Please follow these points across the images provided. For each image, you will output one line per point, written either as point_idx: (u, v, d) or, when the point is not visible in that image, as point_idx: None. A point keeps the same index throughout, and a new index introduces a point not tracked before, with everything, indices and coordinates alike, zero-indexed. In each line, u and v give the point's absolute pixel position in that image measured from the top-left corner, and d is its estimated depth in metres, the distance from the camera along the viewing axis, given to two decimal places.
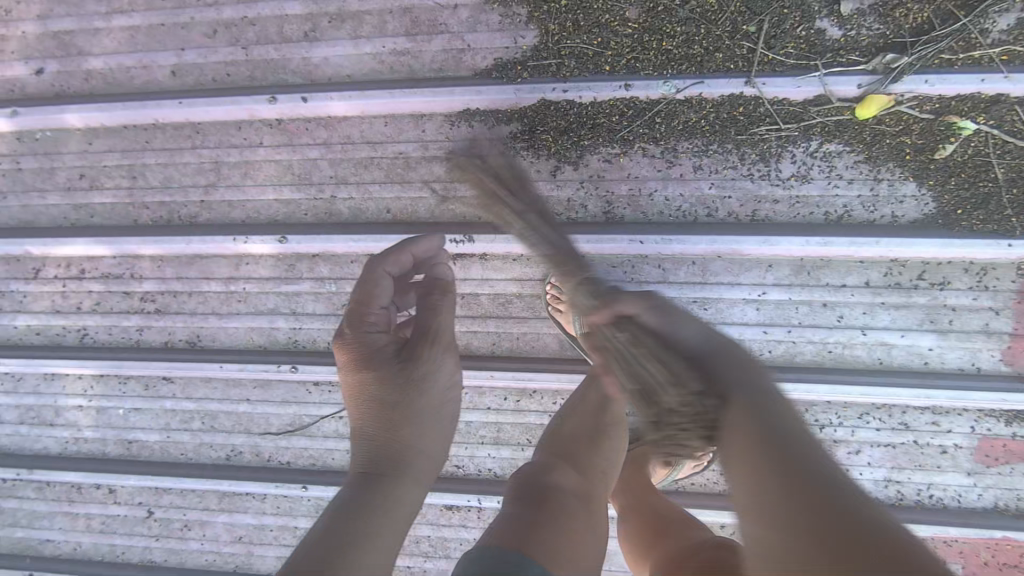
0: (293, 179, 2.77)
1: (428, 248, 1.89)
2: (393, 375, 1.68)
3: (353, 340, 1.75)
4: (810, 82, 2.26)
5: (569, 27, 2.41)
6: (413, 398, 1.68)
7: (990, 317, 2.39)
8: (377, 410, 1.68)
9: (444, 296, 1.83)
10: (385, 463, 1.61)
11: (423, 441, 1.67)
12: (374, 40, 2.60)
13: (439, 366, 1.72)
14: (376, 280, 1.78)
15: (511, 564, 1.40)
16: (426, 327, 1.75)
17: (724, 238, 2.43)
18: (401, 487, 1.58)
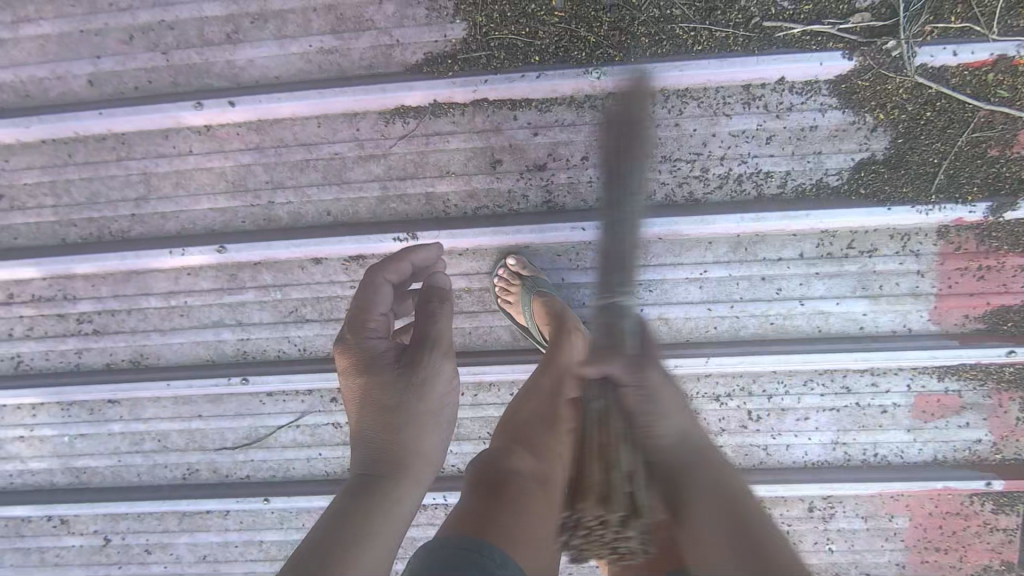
0: (227, 187, 2.69)
1: (426, 257, 1.90)
2: (392, 379, 1.64)
3: (352, 345, 1.71)
4: (732, 64, 2.34)
5: (497, 19, 2.42)
6: (412, 403, 1.63)
7: (916, 279, 2.51)
8: (374, 412, 1.63)
9: (444, 303, 1.78)
10: (384, 468, 1.55)
11: (420, 449, 1.61)
12: (300, 39, 2.54)
13: (437, 370, 1.68)
14: (376, 286, 1.76)
15: (472, 552, 1.41)
16: (425, 332, 1.71)
17: (663, 219, 2.49)
18: (398, 493, 1.51)
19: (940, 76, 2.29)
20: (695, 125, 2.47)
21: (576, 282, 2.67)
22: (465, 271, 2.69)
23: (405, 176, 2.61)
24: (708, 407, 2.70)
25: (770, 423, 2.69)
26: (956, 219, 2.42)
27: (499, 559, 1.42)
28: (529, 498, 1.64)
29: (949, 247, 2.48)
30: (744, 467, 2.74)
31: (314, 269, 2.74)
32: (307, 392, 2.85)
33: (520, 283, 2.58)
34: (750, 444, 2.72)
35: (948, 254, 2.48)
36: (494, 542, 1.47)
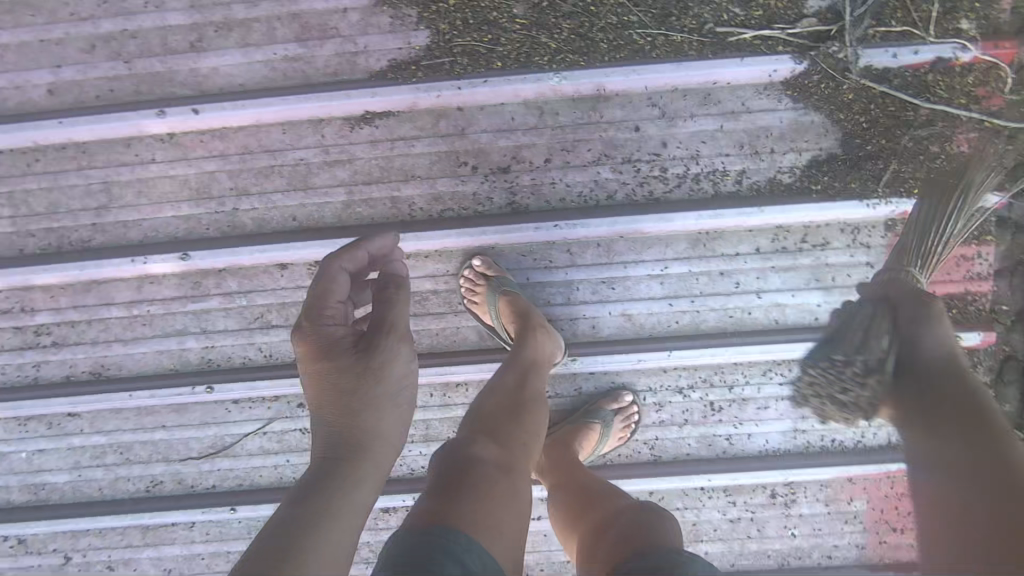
0: (191, 194, 2.69)
1: (384, 241, 1.86)
2: (349, 365, 1.66)
3: (308, 333, 1.70)
4: (687, 67, 2.43)
5: (459, 26, 2.48)
6: (368, 388, 1.65)
7: (866, 271, 2.61)
8: (332, 399, 1.65)
9: (400, 288, 1.78)
10: (342, 453, 1.58)
11: (379, 436, 1.63)
12: (264, 47, 2.58)
13: (394, 356, 1.70)
14: (331, 274, 1.74)
15: (435, 535, 1.49)
16: (381, 318, 1.71)
17: (624, 217, 2.56)
18: (353, 487, 1.51)
19: (883, 77, 2.41)
20: (653, 127, 2.54)
21: (541, 280, 2.69)
22: (431, 273, 2.72)
23: (370, 180, 2.64)
24: (672, 400, 2.78)
25: (732, 413, 2.77)
26: (903, 212, 2.51)
27: (462, 542, 1.50)
28: (491, 487, 1.69)
29: (897, 239, 2.58)
30: (708, 458, 2.80)
31: (279, 274, 2.74)
32: (274, 398, 2.83)
33: (486, 283, 2.62)
34: (713, 434, 2.79)
35: (897, 245, 2.59)
36: (456, 526, 1.53)
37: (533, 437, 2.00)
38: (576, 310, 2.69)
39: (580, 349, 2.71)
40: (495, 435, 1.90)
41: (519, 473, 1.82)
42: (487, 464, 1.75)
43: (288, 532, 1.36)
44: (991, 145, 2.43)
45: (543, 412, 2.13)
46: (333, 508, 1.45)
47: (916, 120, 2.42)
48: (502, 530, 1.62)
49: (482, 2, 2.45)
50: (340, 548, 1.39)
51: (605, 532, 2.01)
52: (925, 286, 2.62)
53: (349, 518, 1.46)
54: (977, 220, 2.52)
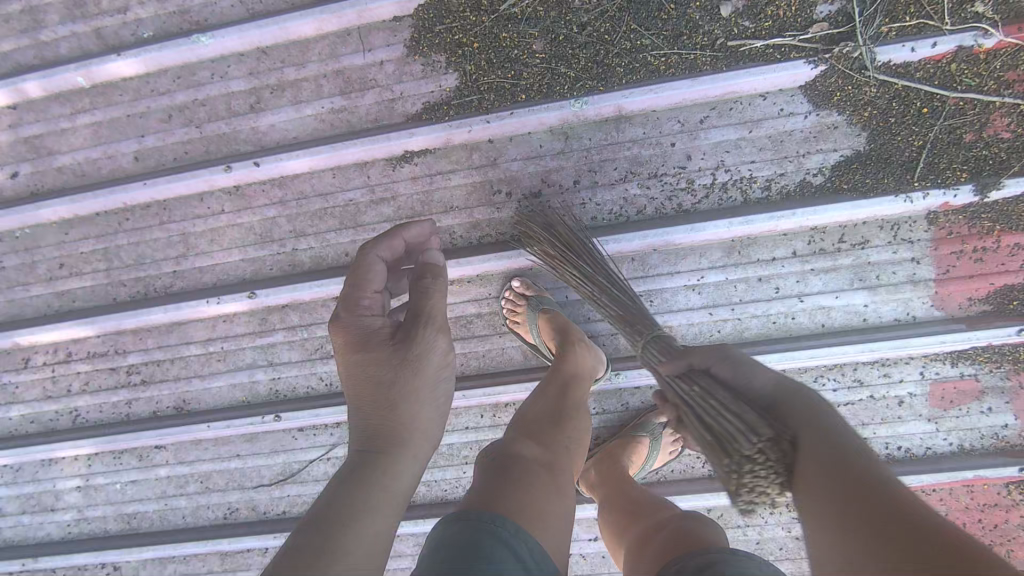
0: (256, 239, 2.97)
1: (418, 232, 2.20)
2: (387, 356, 1.83)
3: (352, 323, 1.92)
4: (703, 82, 2.52)
5: (484, 66, 2.69)
6: (407, 380, 1.81)
7: (912, 267, 2.56)
8: (371, 391, 1.82)
9: (436, 279, 1.99)
10: (379, 444, 1.73)
11: (416, 423, 1.79)
12: (313, 102, 2.87)
13: (431, 347, 1.86)
14: (371, 264, 2.00)
15: (484, 521, 1.53)
16: (418, 311, 1.91)
17: (654, 231, 2.62)
18: (396, 464, 1.70)
19: (904, 71, 2.41)
20: (677, 142, 2.65)
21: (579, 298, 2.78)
22: (474, 297, 2.86)
23: (413, 214, 2.85)
24: None
25: None
26: (943, 203, 2.48)
27: (512, 528, 1.54)
28: (537, 482, 1.76)
29: (940, 232, 2.53)
30: None
31: (335, 307, 2.96)
32: (335, 424, 3.01)
33: (525, 303, 2.72)
34: None
35: (941, 239, 2.53)
36: (501, 513, 1.58)
37: (572, 446, 2.07)
38: (616, 326, 2.76)
39: (623, 363, 2.74)
40: (537, 438, 1.98)
41: (562, 475, 1.89)
42: (531, 462, 1.84)
43: (335, 515, 1.50)
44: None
45: (584, 422, 2.21)
46: (373, 495, 1.60)
47: (945, 110, 2.41)
48: (547, 523, 1.66)
49: (503, 44, 2.65)
50: (382, 531, 1.54)
51: (651, 540, 2.02)
52: (979, 278, 2.53)
53: (389, 503, 1.61)
54: (1023, 204, 2.44)
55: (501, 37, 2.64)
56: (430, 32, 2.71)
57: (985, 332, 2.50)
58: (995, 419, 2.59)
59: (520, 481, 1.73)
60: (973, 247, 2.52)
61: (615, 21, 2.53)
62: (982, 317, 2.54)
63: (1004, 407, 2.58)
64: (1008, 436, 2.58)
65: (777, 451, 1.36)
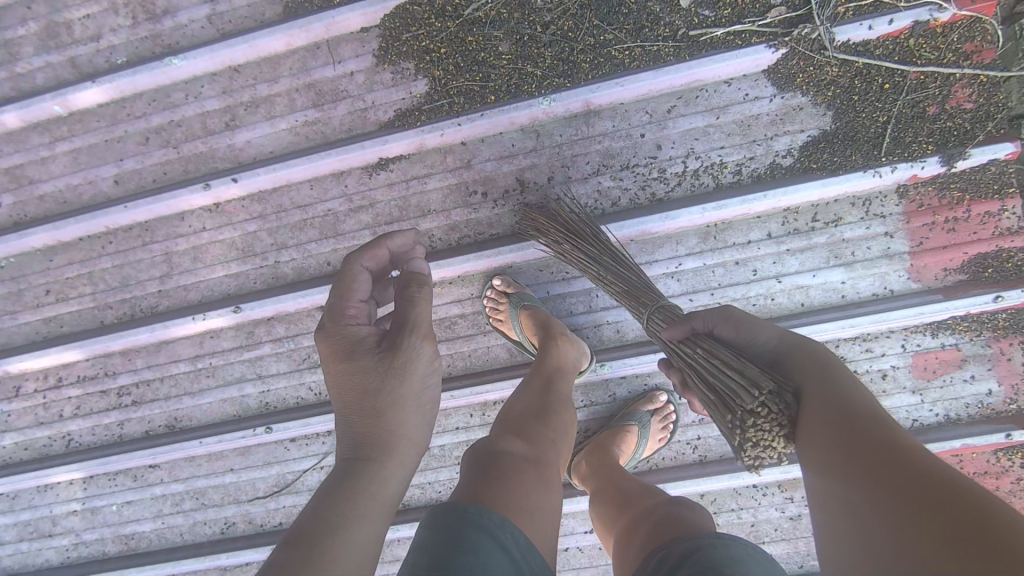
0: (238, 253, 3.00)
1: (404, 240, 2.14)
2: (372, 365, 1.78)
3: (336, 332, 1.87)
4: (668, 72, 2.56)
5: (452, 70, 2.72)
6: (393, 387, 1.76)
7: (886, 241, 2.59)
8: (357, 401, 1.75)
9: (421, 287, 1.94)
10: (366, 452, 1.66)
11: (403, 431, 1.72)
12: (287, 116, 2.90)
13: (417, 354, 1.81)
14: (356, 274, 1.95)
15: (469, 513, 1.52)
16: (403, 319, 1.85)
17: (629, 222, 2.65)
18: (381, 471, 1.63)
19: (864, 49, 2.44)
20: (646, 133, 2.68)
21: (560, 293, 2.80)
22: (456, 298, 2.89)
23: (391, 220, 2.87)
24: None
25: None
26: (912, 176, 2.51)
27: (499, 521, 1.53)
28: (521, 476, 1.75)
29: (912, 205, 2.56)
30: None
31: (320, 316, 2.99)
32: (326, 433, 3.03)
33: (506, 301, 2.75)
34: None
35: (912, 211, 2.56)
36: (489, 505, 1.57)
37: (559, 441, 2.06)
38: (599, 318, 2.78)
39: (607, 354, 2.76)
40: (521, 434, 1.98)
41: (547, 468, 1.88)
42: (514, 457, 1.82)
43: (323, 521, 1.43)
44: (988, 98, 2.43)
45: (569, 417, 2.20)
46: (360, 501, 1.52)
47: (906, 84, 2.45)
48: (532, 516, 1.65)
49: (470, 46, 2.68)
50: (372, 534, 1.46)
51: (638, 529, 2.01)
52: (953, 248, 2.55)
53: (379, 508, 1.53)
54: (989, 171, 2.48)
55: (466, 39, 2.67)
56: (397, 40, 2.75)
57: (963, 301, 2.52)
58: (979, 387, 2.60)
59: (503, 475, 1.72)
60: (944, 218, 2.55)
61: (578, 19, 2.57)
62: (958, 287, 2.56)
63: (987, 374, 2.59)
64: (993, 403, 2.59)
65: (778, 403, 1.50)
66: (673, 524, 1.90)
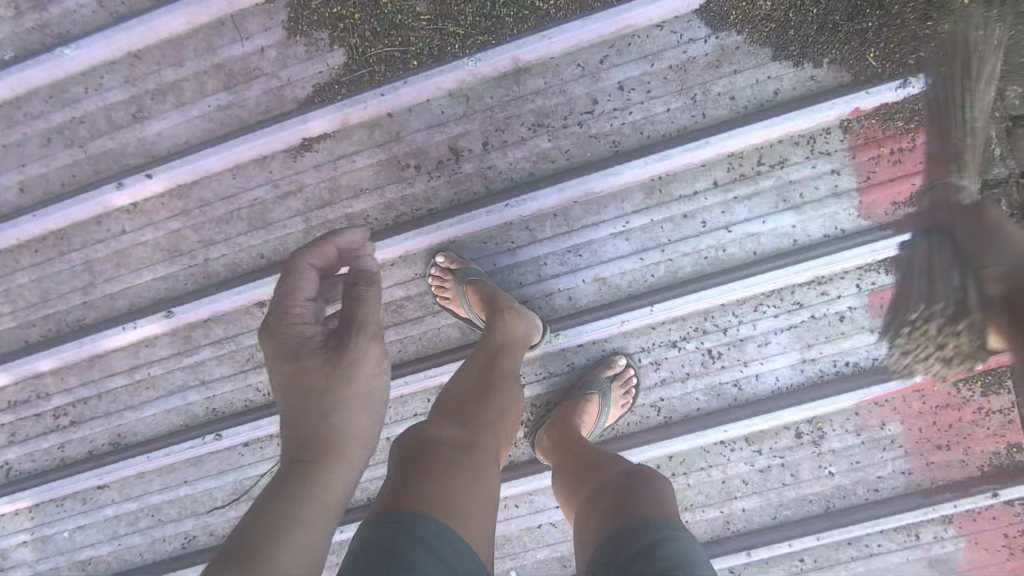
0: (164, 255, 2.81)
1: (349, 240, 1.95)
2: (318, 367, 1.73)
3: (281, 333, 1.77)
4: (596, 20, 2.42)
5: (369, 37, 2.55)
6: (338, 388, 1.72)
7: (834, 178, 2.50)
8: (301, 402, 1.71)
9: (370, 286, 1.87)
10: (310, 454, 1.64)
11: (350, 430, 1.71)
12: (198, 102, 2.69)
13: (364, 354, 1.78)
14: (300, 273, 1.83)
15: (404, 523, 1.43)
16: (348, 320, 1.81)
17: (570, 182, 2.53)
18: (325, 475, 1.60)
19: None
20: (580, 87, 2.54)
21: (507, 264, 2.68)
22: (400, 280, 2.75)
23: (322, 204, 2.70)
24: (668, 355, 2.70)
25: (733, 356, 2.67)
26: (854, 108, 2.42)
27: (433, 527, 1.44)
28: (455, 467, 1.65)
29: (856, 140, 2.48)
30: (720, 409, 2.70)
31: (259, 313, 2.83)
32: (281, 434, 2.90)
33: (451, 278, 2.61)
34: (719, 383, 2.69)
35: (858, 146, 2.48)
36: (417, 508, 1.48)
37: (499, 424, 1.98)
38: (550, 286, 2.67)
39: (561, 323, 2.67)
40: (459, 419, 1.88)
41: (486, 455, 1.80)
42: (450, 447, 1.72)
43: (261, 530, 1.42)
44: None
45: (512, 397, 2.11)
46: (303, 506, 1.51)
47: (842, 12, 2.34)
48: (469, 509, 1.56)
49: (386, 11, 2.52)
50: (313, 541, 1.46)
51: (596, 499, 1.94)
52: (901, 180, 2.49)
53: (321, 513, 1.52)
54: None
55: (382, 3, 2.51)
56: (308, 9, 2.56)
57: (914, 235, 2.47)
58: None
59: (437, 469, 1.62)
60: (889, 149, 2.47)
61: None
62: (909, 220, 2.50)
63: None
64: None
65: None
66: (630, 499, 1.82)
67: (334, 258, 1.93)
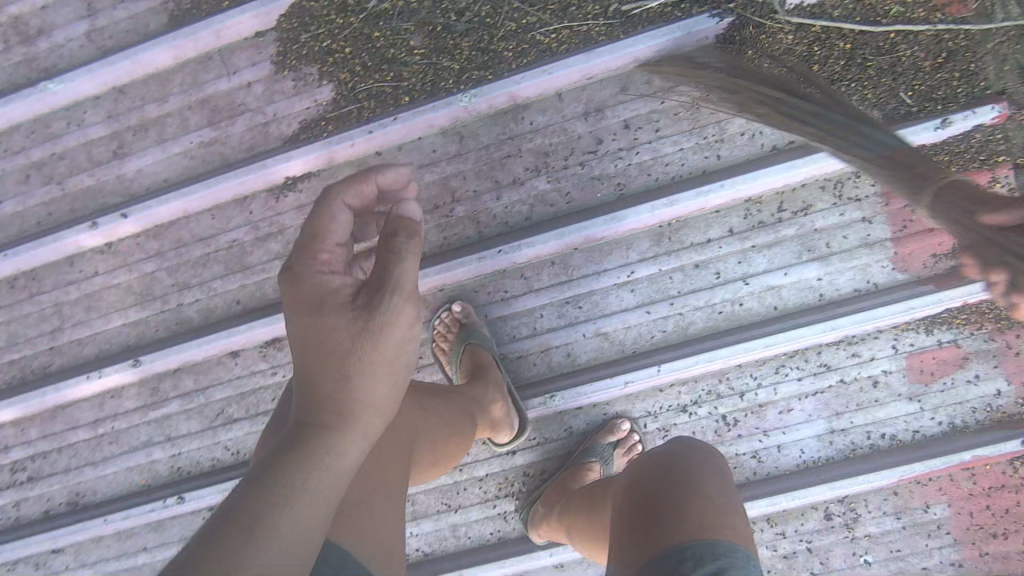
0: (136, 298, 2.63)
1: (395, 177, 1.37)
2: (342, 327, 1.26)
3: (297, 277, 1.28)
4: (602, 54, 2.26)
5: (359, 71, 2.40)
6: (365, 357, 1.26)
7: (863, 228, 2.25)
8: (323, 362, 1.26)
9: (412, 238, 1.32)
10: (324, 416, 1.25)
11: (370, 400, 1.29)
12: (180, 139, 2.56)
13: (400, 315, 1.28)
14: (330, 212, 1.29)
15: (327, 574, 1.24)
16: (383, 272, 1.28)
17: (570, 228, 2.30)
18: (328, 455, 1.21)
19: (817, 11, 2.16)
20: (583, 126, 2.36)
21: (500, 315, 2.44)
22: None
23: None
24: (678, 421, 2.40)
25: (752, 424, 2.36)
26: None
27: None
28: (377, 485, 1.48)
29: (887, 185, 2.23)
30: (737, 484, 2.38)
31: (232, 363, 2.62)
32: None
33: (457, 331, 2.43)
34: (736, 454, 2.38)
35: (890, 193, 2.23)
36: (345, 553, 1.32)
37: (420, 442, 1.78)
38: (546, 341, 2.41)
39: (558, 381, 2.41)
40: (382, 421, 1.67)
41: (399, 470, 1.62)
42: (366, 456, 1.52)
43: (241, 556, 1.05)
44: (965, 53, 2.12)
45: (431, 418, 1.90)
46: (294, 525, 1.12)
47: (871, 45, 2.15)
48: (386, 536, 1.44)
49: (377, 44, 2.36)
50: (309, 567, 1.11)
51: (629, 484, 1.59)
52: (942, 229, 2.21)
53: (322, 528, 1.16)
54: (973, 139, 2.19)
55: (372, 35, 2.35)
56: (296, 43, 2.44)
57: (958, 290, 2.18)
58: (986, 388, 2.25)
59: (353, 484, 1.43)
60: None
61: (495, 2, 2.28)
62: (951, 275, 2.21)
63: (995, 372, 2.25)
64: (1004, 406, 2.24)
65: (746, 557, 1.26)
66: (669, 491, 1.45)
67: (372, 198, 1.37)
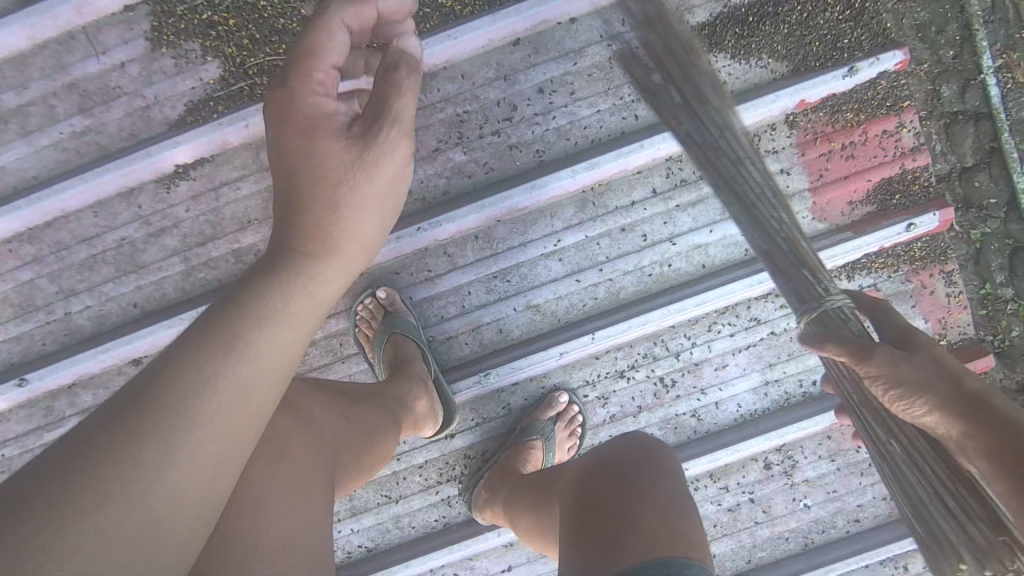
0: (13, 312, 2.34)
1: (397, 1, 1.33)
2: (333, 153, 1.25)
3: (287, 96, 1.25)
4: (506, 15, 2.14)
5: (247, 44, 2.20)
6: (353, 188, 1.25)
7: (783, 180, 2.28)
8: (309, 183, 1.25)
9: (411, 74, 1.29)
10: (308, 244, 1.23)
11: (354, 234, 1.27)
12: (47, 130, 2.27)
13: (392, 151, 1.28)
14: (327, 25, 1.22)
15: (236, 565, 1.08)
16: (381, 103, 1.26)
17: (491, 197, 2.20)
18: (298, 288, 1.17)
19: None
20: (494, 92, 2.24)
21: (425, 297, 2.31)
22: None
23: (203, 240, 2.30)
24: (616, 388, 2.36)
25: (689, 385, 2.34)
26: (799, 101, 2.19)
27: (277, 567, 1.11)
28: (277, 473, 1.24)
29: (805, 135, 2.25)
30: (679, 445, 2.38)
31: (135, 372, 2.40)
32: None
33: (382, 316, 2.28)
34: (676, 414, 2.36)
35: (806, 144, 2.25)
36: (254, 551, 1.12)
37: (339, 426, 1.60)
38: (476, 320, 2.31)
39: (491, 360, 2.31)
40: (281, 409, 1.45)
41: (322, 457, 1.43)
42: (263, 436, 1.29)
43: (117, 456, 0.86)
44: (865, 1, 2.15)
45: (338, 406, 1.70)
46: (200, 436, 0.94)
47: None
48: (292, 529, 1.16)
49: (264, 14, 2.18)
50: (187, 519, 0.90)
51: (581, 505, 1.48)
52: (856, 177, 2.26)
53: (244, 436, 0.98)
54: (880, 86, 2.20)
55: (259, 5, 2.17)
56: (172, 16, 2.20)
57: (874, 236, 2.24)
58: None
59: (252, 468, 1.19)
60: (841, 143, 2.25)
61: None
62: (866, 222, 2.28)
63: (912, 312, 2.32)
64: None
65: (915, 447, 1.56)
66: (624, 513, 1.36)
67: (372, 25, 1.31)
